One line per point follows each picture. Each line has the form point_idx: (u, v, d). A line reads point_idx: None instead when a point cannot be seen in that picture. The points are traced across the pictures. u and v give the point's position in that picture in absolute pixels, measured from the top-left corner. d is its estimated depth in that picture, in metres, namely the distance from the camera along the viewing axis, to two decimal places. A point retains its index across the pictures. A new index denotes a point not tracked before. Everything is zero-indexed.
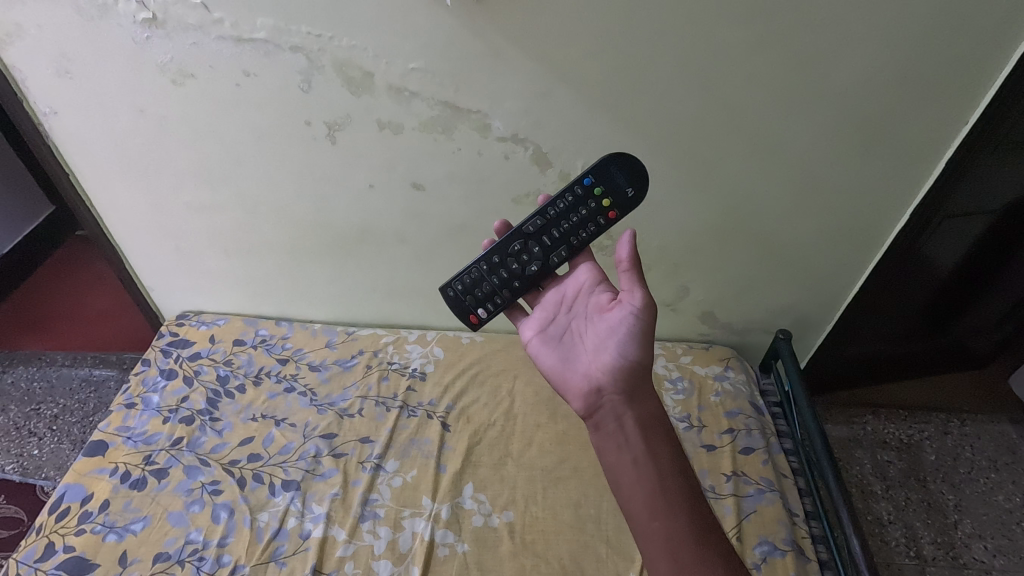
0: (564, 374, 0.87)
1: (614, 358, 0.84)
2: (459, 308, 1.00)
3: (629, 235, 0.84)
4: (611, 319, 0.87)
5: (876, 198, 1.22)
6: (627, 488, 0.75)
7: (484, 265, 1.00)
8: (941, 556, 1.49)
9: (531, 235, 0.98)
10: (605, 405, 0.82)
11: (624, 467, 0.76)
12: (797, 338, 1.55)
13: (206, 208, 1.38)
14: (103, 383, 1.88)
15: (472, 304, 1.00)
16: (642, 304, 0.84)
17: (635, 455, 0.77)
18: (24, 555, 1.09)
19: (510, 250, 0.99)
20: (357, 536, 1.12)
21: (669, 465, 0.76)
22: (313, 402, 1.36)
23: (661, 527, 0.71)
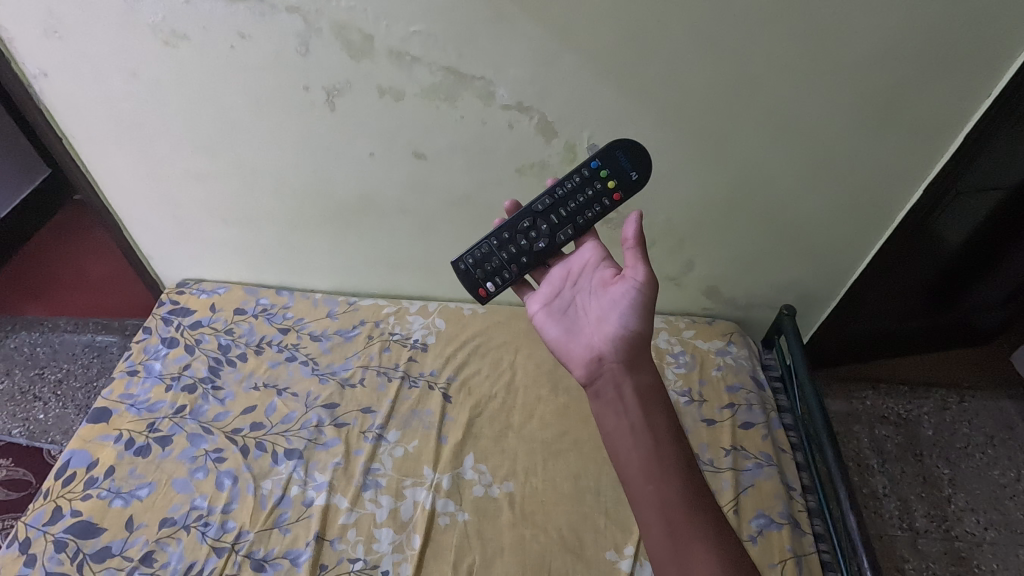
0: (567, 345, 0.87)
1: (615, 329, 0.84)
2: (469, 281, 1.00)
3: (635, 219, 0.83)
4: (613, 292, 0.86)
5: (890, 173, 1.19)
6: (624, 453, 0.75)
7: (493, 241, 0.99)
8: (933, 529, 1.52)
9: (540, 213, 0.97)
10: (605, 373, 0.81)
11: (621, 432, 0.76)
12: (802, 314, 1.54)
13: (204, 176, 1.35)
14: (106, 348, 1.91)
15: (481, 277, 0.99)
16: (644, 279, 0.83)
17: (632, 422, 0.76)
18: (32, 519, 1.11)
19: (518, 227, 0.98)
20: (359, 504, 1.14)
21: (666, 432, 0.75)
22: (316, 371, 1.36)
23: (655, 491, 0.71)
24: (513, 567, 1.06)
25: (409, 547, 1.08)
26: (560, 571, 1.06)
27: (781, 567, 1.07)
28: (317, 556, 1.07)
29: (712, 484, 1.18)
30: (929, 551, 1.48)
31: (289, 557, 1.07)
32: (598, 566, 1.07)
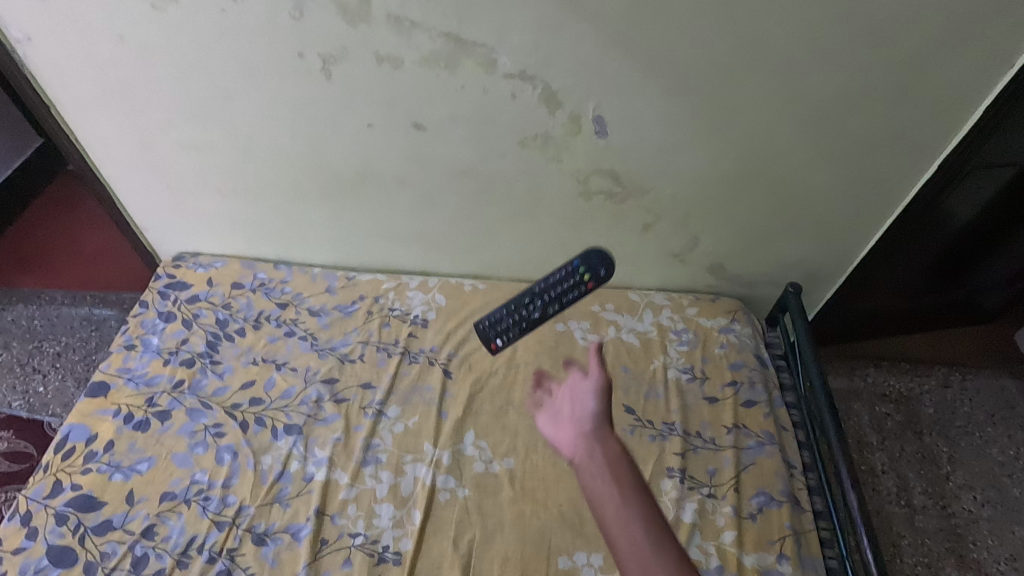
0: (541, 422, 0.90)
1: (574, 392, 0.87)
2: (483, 337, 1.14)
3: (595, 343, 0.89)
4: (577, 386, 0.88)
5: (905, 146, 1.15)
6: (584, 479, 0.75)
7: (502, 308, 1.14)
8: (930, 506, 1.53)
9: (536, 293, 1.12)
10: (569, 428, 0.83)
11: (581, 462, 0.77)
12: (807, 291, 1.52)
13: (198, 146, 1.31)
14: (104, 323, 1.86)
15: (493, 334, 1.13)
16: (596, 347, 0.88)
17: (589, 450, 0.77)
18: (32, 492, 1.11)
19: (520, 300, 1.13)
20: (359, 480, 1.14)
21: (620, 454, 0.76)
22: (315, 346, 1.35)
23: (612, 502, 0.71)
24: (513, 542, 1.07)
25: (409, 522, 1.09)
26: (560, 546, 1.07)
27: (780, 544, 1.07)
28: (318, 531, 1.07)
29: (713, 462, 1.17)
30: (925, 528, 1.49)
31: (290, 531, 1.07)
32: (597, 542, 1.07)
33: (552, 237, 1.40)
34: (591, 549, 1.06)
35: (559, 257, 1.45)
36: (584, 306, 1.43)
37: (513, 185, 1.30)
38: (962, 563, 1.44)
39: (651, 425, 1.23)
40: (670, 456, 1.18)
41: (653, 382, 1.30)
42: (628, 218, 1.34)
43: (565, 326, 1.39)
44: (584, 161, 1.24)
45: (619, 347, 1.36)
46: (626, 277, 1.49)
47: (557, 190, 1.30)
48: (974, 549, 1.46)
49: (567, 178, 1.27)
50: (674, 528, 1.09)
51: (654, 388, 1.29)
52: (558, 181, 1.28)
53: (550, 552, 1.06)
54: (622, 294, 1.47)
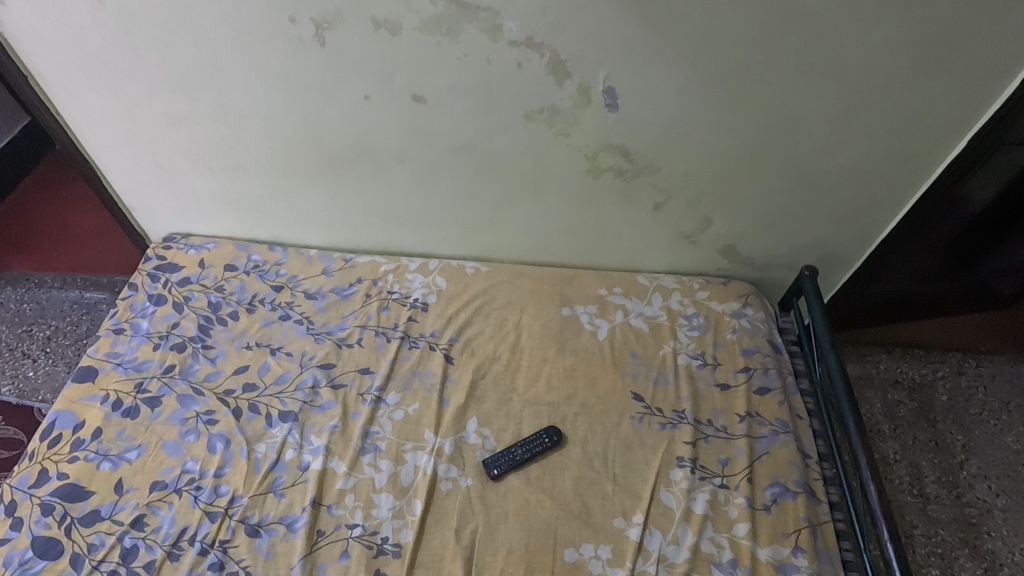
0: None
1: None
2: (489, 468, 1.09)
3: None
4: None
5: (933, 120, 1.09)
6: None
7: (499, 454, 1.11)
8: (944, 496, 1.48)
9: (517, 449, 1.12)
10: None
11: None
12: (823, 274, 1.47)
13: (187, 120, 1.25)
14: (95, 306, 1.84)
15: (496, 467, 1.09)
16: None
17: None
18: (17, 481, 1.06)
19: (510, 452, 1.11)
20: (357, 469, 1.09)
21: None
22: (311, 330, 1.30)
23: None
24: (517, 534, 1.03)
25: (409, 513, 1.04)
26: (567, 538, 1.03)
27: (796, 536, 1.03)
28: (314, 522, 1.03)
29: (725, 451, 1.13)
30: (939, 518, 1.45)
31: (285, 522, 1.03)
32: (605, 533, 1.03)
33: (557, 217, 1.34)
34: (599, 541, 1.02)
35: (565, 238, 1.39)
36: (591, 289, 1.38)
37: (518, 162, 1.24)
38: (976, 553, 1.39)
39: (660, 412, 1.18)
40: (680, 445, 1.13)
41: (662, 368, 1.25)
42: (637, 197, 1.28)
43: (571, 310, 1.34)
44: (593, 136, 1.17)
45: (627, 332, 1.30)
46: (634, 260, 1.43)
47: (564, 167, 1.24)
48: (989, 540, 1.41)
49: (574, 154, 1.21)
50: (685, 519, 1.04)
51: (664, 374, 1.24)
52: (565, 158, 1.22)
53: (556, 544, 1.02)
54: (630, 277, 1.41)
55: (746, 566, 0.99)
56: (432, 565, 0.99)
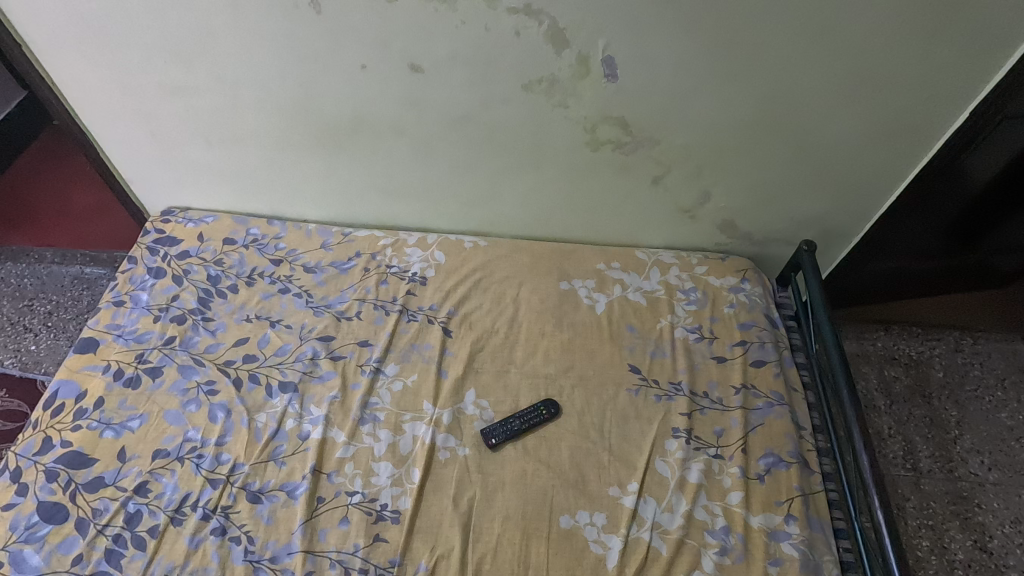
0: None
1: None
2: (488, 436, 1.10)
3: None
4: None
5: (935, 92, 1.08)
6: None
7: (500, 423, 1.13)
8: (937, 470, 1.50)
9: (516, 417, 1.13)
10: None
11: None
12: (822, 250, 1.46)
13: (183, 90, 1.24)
14: (96, 281, 1.84)
15: (496, 435, 1.11)
16: None
17: None
18: (22, 448, 1.08)
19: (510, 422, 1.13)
20: (357, 438, 1.11)
21: None
22: (310, 303, 1.30)
23: None
24: (513, 502, 1.04)
25: (408, 481, 1.06)
26: (563, 506, 1.04)
27: (788, 505, 1.04)
28: (314, 489, 1.04)
29: (720, 422, 1.14)
30: (931, 491, 1.46)
31: (285, 489, 1.05)
32: (601, 501, 1.05)
33: (556, 191, 1.34)
34: (594, 508, 1.04)
35: (564, 212, 1.39)
36: (589, 264, 1.38)
37: (516, 134, 1.23)
38: (967, 525, 1.41)
39: (657, 384, 1.19)
40: (676, 417, 1.14)
41: (659, 341, 1.25)
42: (636, 170, 1.27)
43: (569, 284, 1.34)
44: (592, 108, 1.17)
45: (625, 306, 1.31)
46: (633, 234, 1.43)
47: (563, 139, 1.23)
48: (979, 513, 1.43)
49: (573, 126, 1.20)
50: (679, 488, 1.06)
51: (661, 347, 1.24)
52: (563, 129, 1.21)
53: (552, 512, 1.04)
54: (628, 252, 1.41)
55: (739, 533, 1.01)
56: (430, 531, 1.01)
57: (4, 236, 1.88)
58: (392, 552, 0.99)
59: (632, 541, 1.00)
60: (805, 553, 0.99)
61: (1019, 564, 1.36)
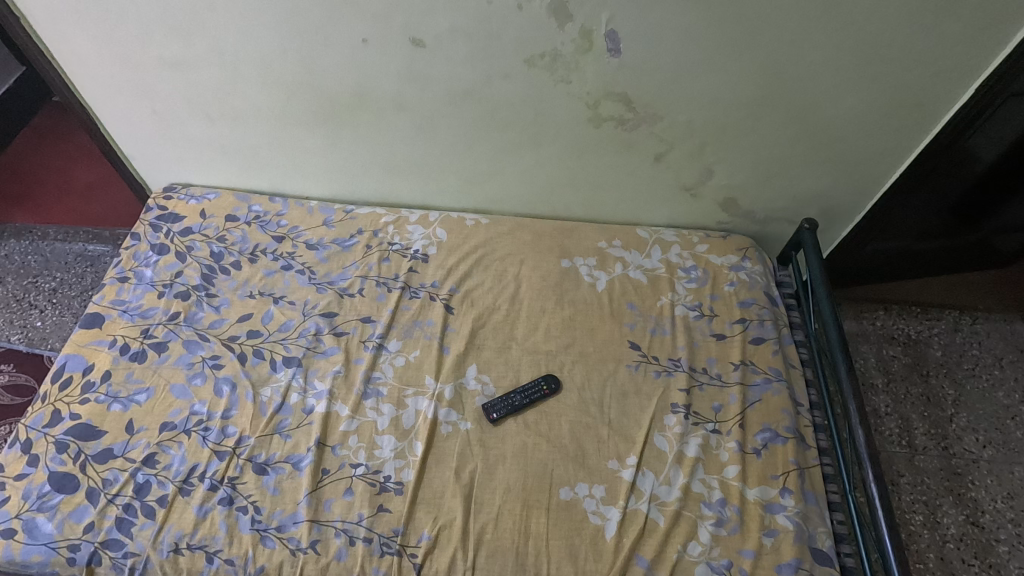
0: None
1: None
2: (489, 411, 1.12)
3: None
4: None
5: (940, 68, 1.07)
6: None
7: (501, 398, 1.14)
8: (932, 447, 1.51)
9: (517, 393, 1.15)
10: None
11: None
12: (823, 228, 1.46)
13: (183, 64, 1.23)
14: (98, 258, 1.81)
15: (497, 409, 1.12)
16: None
17: None
18: (32, 421, 1.10)
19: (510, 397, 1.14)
20: (360, 412, 1.12)
21: None
22: (313, 280, 1.31)
23: None
24: (514, 474, 1.06)
25: (411, 453, 1.08)
26: (562, 478, 1.06)
27: (784, 478, 1.06)
28: (319, 461, 1.07)
29: (718, 398, 1.15)
30: (925, 467, 1.48)
31: (291, 461, 1.07)
32: (600, 474, 1.07)
33: (558, 168, 1.34)
34: (593, 481, 1.06)
35: (566, 189, 1.39)
36: (591, 242, 1.38)
37: (518, 110, 1.23)
38: (960, 501, 1.43)
39: (656, 361, 1.20)
40: (675, 392, 1.16)
41: (660, 319, 1.26)
42: (639, 147, 1.27)
43: (571, 262, 1.35)
44: (594, 83, 1.16)
45: (626, 284, 1.31)
46: (635, 212, 1.43)
47: (565, 115, 1.22)
48: (973, 489, 1.45)
49: (575, 102, 1.20)
50: (676, 462, 1.08)
51: (661, 325, 1.25)
52: (566, 105, 1.20)
53: (552, 484, 1.06)
54: (630, 230, 1.41)
55: (735, 505, 1.03)
56: (432, 502, 1.03)
57: (4, 214, 1.87)
58: (395, 522, 1.01)
59: (630, 512, 1.03)
60: (799, 524, 1.01)
61: (1009, 538, 1.38)
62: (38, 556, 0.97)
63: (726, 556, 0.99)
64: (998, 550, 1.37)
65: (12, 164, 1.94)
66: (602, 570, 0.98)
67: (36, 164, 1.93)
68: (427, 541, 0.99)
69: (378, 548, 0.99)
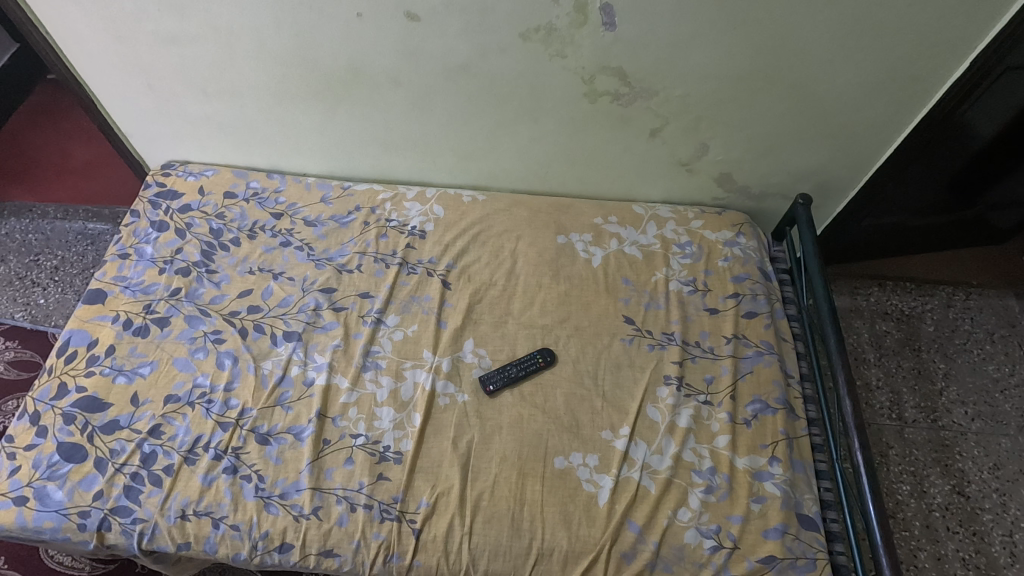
0: None
1: None
2: (488, 384, 1.15)
3: None
4: None
5: (936, 41, 1.07)
6: None
7: (499, 370, 1.17)
8: (921, 419, 1.54)
9: (513, 365, 1.17)
10: None
11: None
12: (819, 204, 1.47)
13: (177, 40, 1.23)
14: (98, 236, 1.83)
15: (495, 381, 1.15)
16: None
17: None
18: (39, 394, 1.13)
19: (507, 368, 1.17)
20: (359, 385, 1.15)
21: None
22: (311, 257, 1.32)
23: None
24: (511, 444, 1.09)
25: (409, 424, 1.11)
26: (557, 448, 1.09)
27: (773, 448, 1.09)
28: (319, 432, 1.09)
29: (711, 370, 1.18)
30: (914, 439, 1.51)
31: (293, 432, 1.10)
32: (594, 444, 1.10)
33: (554, 144, 1.34)
34: (587, 450, 1.09)
35: (563, 165, 1.39)
36: (587, 218, 1.39)
37: (513, 85, 1.23)
38: (947, 471, 1.47)
39: (650, 335, 1.22)
40: (668, 364, 1.18)
41: (654, 294, 1.28)
42: (635, 122, 1.27)
43: (567, 238, 1.36)
44: (590, 57, 1.16)
45: (621, 260, 1.33)
46: (631, 188, 1.44)
47: (561, 90, 1.22)
48: (960, 460, 1.48)
49: (570, 77, 1.20)
50: (668, 432, 1.11)
51: (655, 299, 1.27)
52: (561, 80, 1.20)
53: (547, 453, 1.09)
54: (625, 206, 1.42)
55: (725, 473, 1.06)
56: (430, 470, 1.06)
57: (5, 191, 1.89)
58: (394, 489, 1.04)
59: (622, 480, 1.06)
60: (787, 491, 1.05)
61: (993, 507, 1.42)
62: (49, 522, 1.00)
63: (715, 521, 1.02)
64: (982, 518, 1.41)
65: (9, 138, 1.93)
66: (595, 535, 1.01)
67: (32, 142, 1.93)
68: (426, 508, 1.03)
69: (378, 514, 1.02)
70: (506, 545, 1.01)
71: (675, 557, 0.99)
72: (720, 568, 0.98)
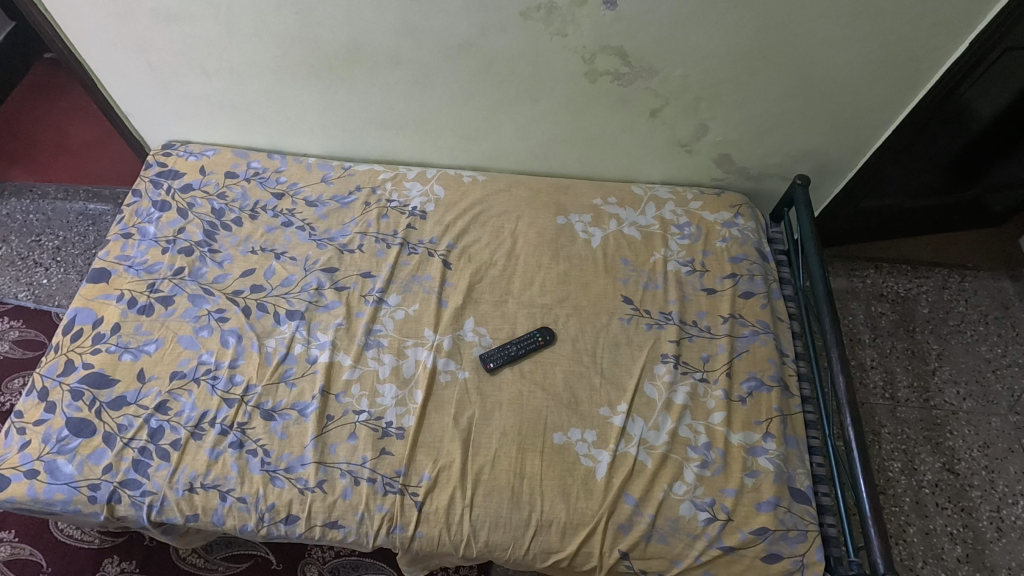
0: None
1: None
2: (490, 364, 1.16)
3: None
4: None
5: (936, 22, 1.08)
6: None
7: (499, 349, 1.19)
8: (913, 399, 1.57)
9: (513, 344, 1.19)
10: None
11: None
12: (816, 185, 1.48)
13: (177, 17, 1.22)
14: (100, 217, 1.81)
15: (496, 360, 1.17)
16: None
17: None
18: (46, 370, 1.15)
19: (508, 347, 1.18)
20: (362, 362, 1.17)
21: None
22: (313, 236, 1.33)
23: None
24: (510, 419, 1.12)
25: (411, 401, 1.13)
26: (557, 424, 1.12)
27: (767, 424, 1.12)
28: (323, 408, 1.11)
29: (707, 348, 1.20)
30: (906, 418, 1.54)
31: (296, 408, 1.12)
32: (592, 420, 1.12)
33: (554, 124, 1.35)
34: (585, 426, 1.11)
35: (563, 146, 1.40)
36: (586, 199, 1.40)
37: (514, 65, 1.23)
38: (937, 449, 1.50)
39: (648, 314, 1.24)
40: (665, 343, 1.20)
41: (652, 274, 1.29)
42: (634, 103, 1.28)
43: (566, 219, 1.37)
44: (591, 36, 1.16)
45: (620, 240, 1.34)
46: (630, 168, 1.44)
47: (561, 70, 1.23)
48: (951, 438, 1.51)
49: (571, 56, 1.20)
50: (665, 408, 1.13)
51: (653, 280, 1.29)
52: (562, 60, 1.20)
53: (546, 429, 1.11)
54: (625, 187, 1.43)
55: (719, 448, 1.09)
56: (432, 445, 1.09)
57: (4, 171, 1.88)
58: (396, 463, 1.07)
59: (620, 455, 1.08)
60: (780, 466, 1.07)
61: (982, 483, 1.45)
62: (60, 494, 1.03)
63: (709, 494, 1.05)
64: (971, 494, 1.44)
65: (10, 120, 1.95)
66: (592, 507, 1.04)
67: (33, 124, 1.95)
68: (427, 482, 1.05)
69: (381, 487, 1.05)
70: (506, 517, 1.03)
71: (671, 528, 1.02)
72: (714, 538, 1.01)
